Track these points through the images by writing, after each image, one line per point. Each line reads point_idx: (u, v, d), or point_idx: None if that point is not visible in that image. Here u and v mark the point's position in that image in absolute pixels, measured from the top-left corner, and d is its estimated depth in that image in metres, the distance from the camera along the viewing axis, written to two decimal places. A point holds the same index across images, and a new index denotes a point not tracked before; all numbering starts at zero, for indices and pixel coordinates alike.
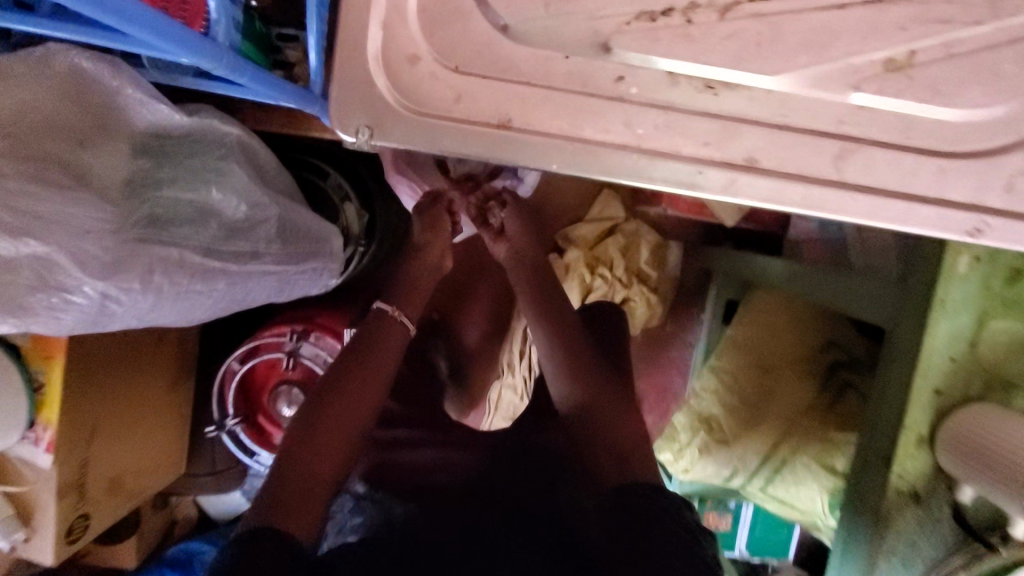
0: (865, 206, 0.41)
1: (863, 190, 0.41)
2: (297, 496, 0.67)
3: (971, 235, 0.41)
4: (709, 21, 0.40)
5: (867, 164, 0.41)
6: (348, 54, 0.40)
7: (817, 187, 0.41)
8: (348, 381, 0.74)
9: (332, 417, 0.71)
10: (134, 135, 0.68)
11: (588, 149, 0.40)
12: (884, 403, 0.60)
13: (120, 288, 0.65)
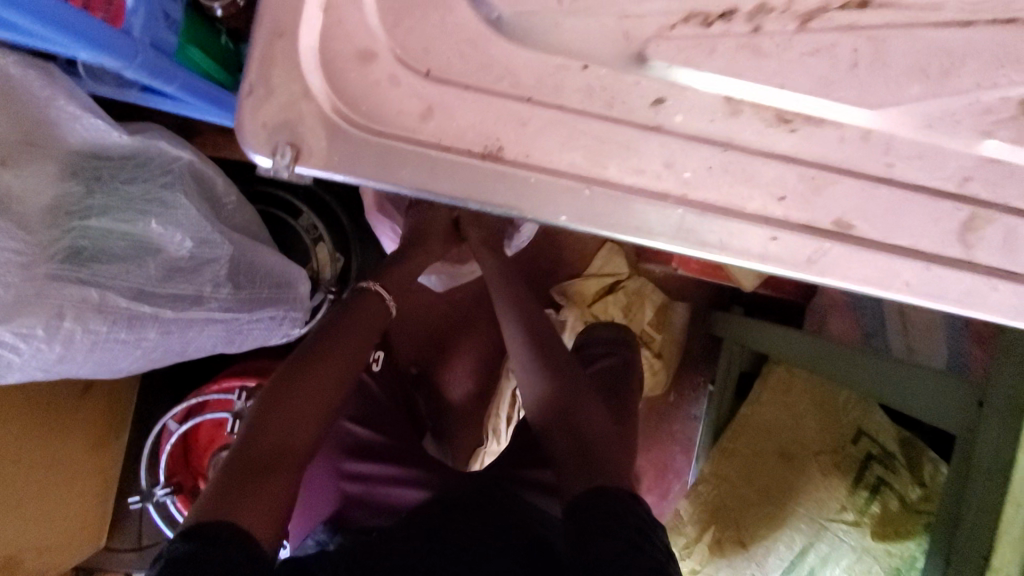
0: (1006, 298, 0.28)
1: (1002, 275, 0.29)
2: (260, 471, 0.54)
3: None
4: (784, 31, 0.28)
5: (1006, 240, 0.29)
6: (271, 39, 0.27)
7: (940, 267, 0.29)
8: (330, 346, 0.62)
9: (309, 384, 0.60)
10: (63, 155, 0.57)
11: (611, 197, 0.28)
12: (973, 530, 0.48)
13: (18, 333, 0.53)
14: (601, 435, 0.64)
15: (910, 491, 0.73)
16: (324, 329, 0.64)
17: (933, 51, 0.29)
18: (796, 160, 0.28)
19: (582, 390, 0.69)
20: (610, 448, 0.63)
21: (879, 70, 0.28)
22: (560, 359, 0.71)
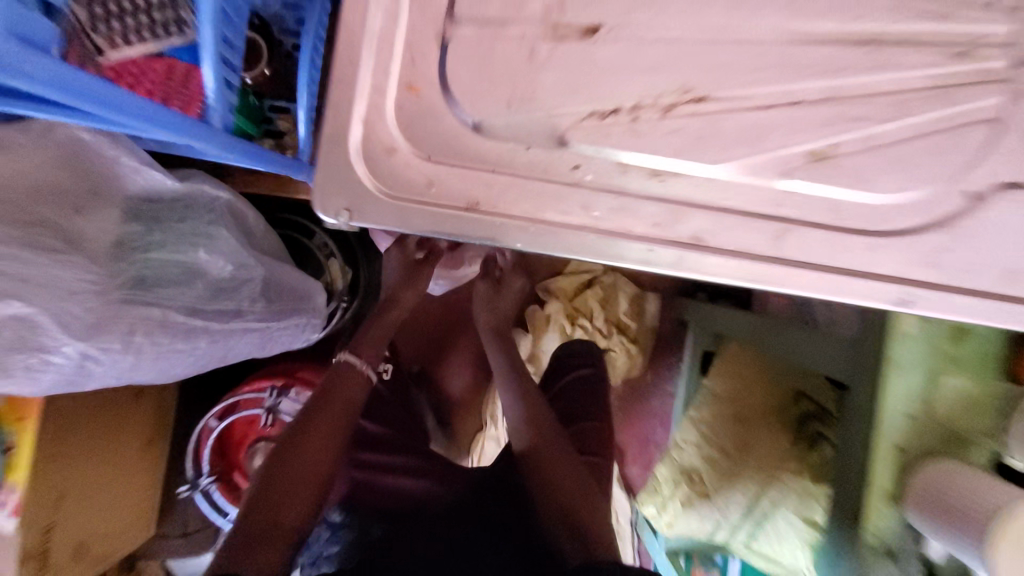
0: (810, 280, 0.40)
1: (813, 268, 0.40)
2: (270, 527, 0.70)
3: (902, 305, 0.39)
4: (652, 118, 0.40)
5: (797, 243, 0.40)
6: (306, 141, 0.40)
7: (752, 262, 0.40)
8: (316, 422, 0.77)
9: (302, 453, 0.75)
10: (127, 201, 0.71)
11: (548, 230, 0.40)
12: (852, 459, 0.60)
13: (99, 348, 0.66)
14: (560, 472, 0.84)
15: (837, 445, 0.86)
16: (314, 402, 0.79)
17: (760, 120, 0.40)
18: (666, 200, 0.40)
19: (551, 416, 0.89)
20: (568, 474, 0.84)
21: (718, 137, 0.40)
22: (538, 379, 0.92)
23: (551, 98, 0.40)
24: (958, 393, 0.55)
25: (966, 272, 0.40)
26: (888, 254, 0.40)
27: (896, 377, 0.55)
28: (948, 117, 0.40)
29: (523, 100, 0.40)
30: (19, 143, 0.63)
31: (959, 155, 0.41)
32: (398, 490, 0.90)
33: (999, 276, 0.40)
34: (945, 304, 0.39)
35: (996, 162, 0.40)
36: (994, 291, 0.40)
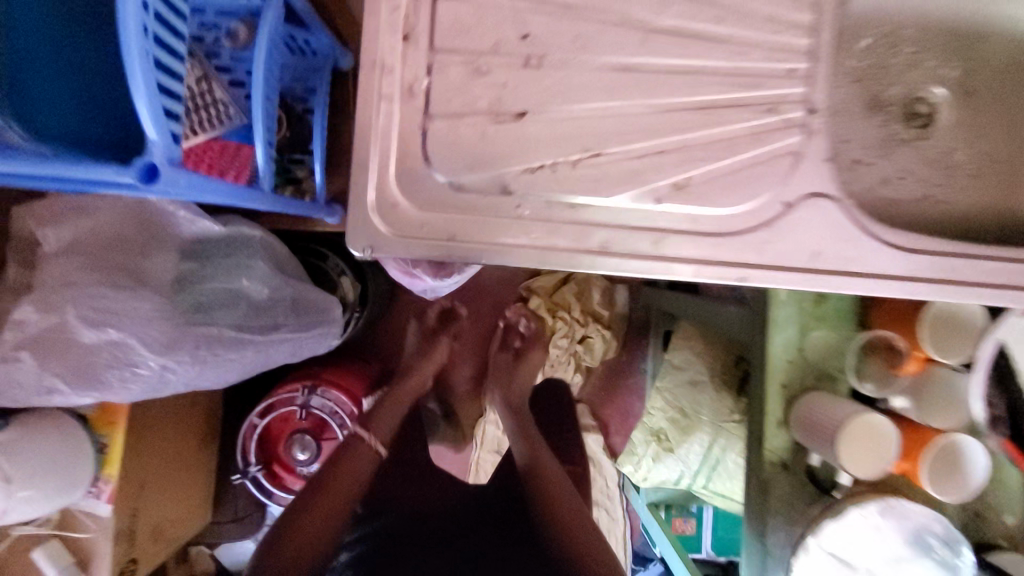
0: (681, 267, 0.58)
1: (688, 262, 0.58)
2: (289, 565, 0.78)
3: (739, 280, 0.58)
4: (566, 168, 0.58)
5: (672, 244, 0.58)
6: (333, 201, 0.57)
7: (639, 260, 0.58)
8: (333, 483, 0.85)
9: (320, 509, 0.83)
10: (183, 245, 0.90)
11: (503, 250, 0.57)
12: (753, 400, 0.78)
13: (174, 360, 0.85)
14: (565, 524, 0.85)
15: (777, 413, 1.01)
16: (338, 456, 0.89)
17: (640, 164, 0.58)
18: (580, 222, 0.58)
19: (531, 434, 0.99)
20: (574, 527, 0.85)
21: (609, 179, 0.58)
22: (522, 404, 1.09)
23: (496, 160, 0.58)
24: (823, 342, 0.73)
25: (786, 257, 0.58)
26: (728, 246, 0.58)
27: (780, 331, 0.73)
28: (768, 152, 0.59)
29: (478, 162, 0.58)
30: (104, 208, 0.84)
31: (778, 177, 0.59)
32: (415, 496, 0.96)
33: (808, 257, 0.59)
34: (768, 277, 0.58)
35: (803, 183, 0.59)
36: (804, 267, 0.58)
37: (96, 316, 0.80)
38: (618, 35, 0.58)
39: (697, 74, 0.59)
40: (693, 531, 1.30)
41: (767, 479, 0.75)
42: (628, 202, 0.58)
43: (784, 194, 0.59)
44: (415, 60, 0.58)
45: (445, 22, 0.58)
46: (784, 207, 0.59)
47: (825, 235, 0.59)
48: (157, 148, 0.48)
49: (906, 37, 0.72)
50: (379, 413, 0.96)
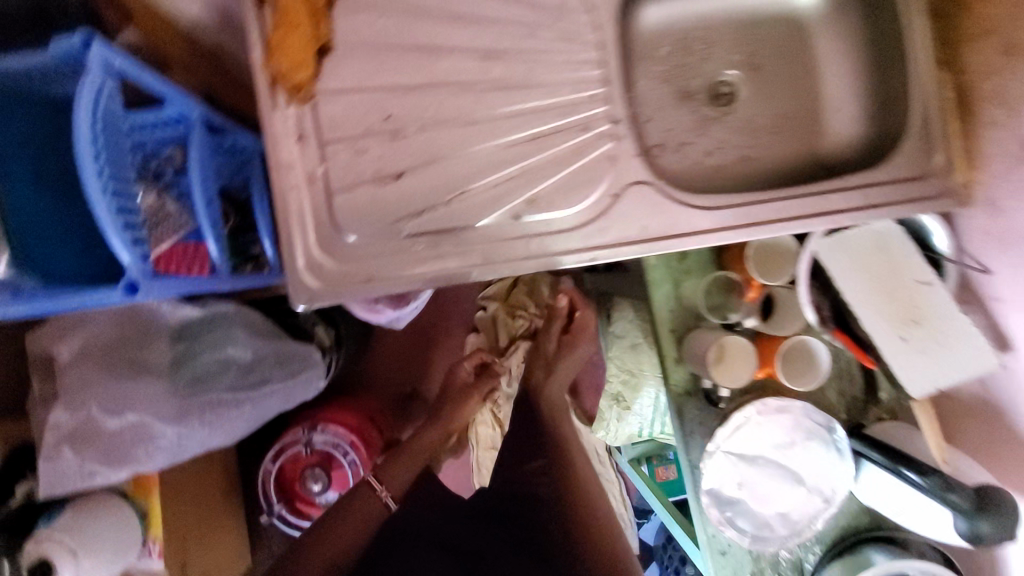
0: (547, 259, 0.76)
1: (551, 254, 0.76)
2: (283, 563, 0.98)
3: (593, 259, 0.77)
4: (444, 206, 0.76)
5: (539, 243, 0.76)
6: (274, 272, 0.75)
7: (515, 261, 0.76)
8: (348, 518, 1.03)
9: (329, 538, 1.00)
10: (171, 332, 1.08)
11: (411, 279, 0.75)
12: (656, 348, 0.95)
13: (187, 426, 1.02)
14: (584, 522, 1.06)
15: None
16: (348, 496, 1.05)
17: (498, 191, 0.77)
18: (464, 244, 0.76)
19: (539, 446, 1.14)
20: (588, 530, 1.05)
21: (477, 207, 0.76)
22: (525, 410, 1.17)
23: (390, 212, 0.76)
24: (695, 288, 0.91)
25: (624, 234, 0.77)
26: (576, 237, 0.76)
27: (657, 286, 0.92)
28: (592, 159, 0.77)
29: (378, 218, 0.76)
30: (101, 317, 1.01)
31: (603, 176, 0.77)
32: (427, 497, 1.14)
33: (643, 230, 0.77)
34: (613, 252, 0.76)
35: (622, 176, 0.78)
36: (639, 238, 0.77)
37: (114, 405, 0.97)
38: (457, 98, 0.76)
39: (525, 114, 0.77)
40: (674, 475, 1.46)
41: (676, 404, 0.91)
42: (496, 221, 0.77)
43: (610, 187, 0.77)
44: (311, 153, 0.74)
45: (327, 119, 0.75)
46: (613, 197, 0.77)
47: (647, 211, 0.78)
48: (132, 267, 0.65)
49: (692, 44, 0.91)
50: (392, 466, 1.09)
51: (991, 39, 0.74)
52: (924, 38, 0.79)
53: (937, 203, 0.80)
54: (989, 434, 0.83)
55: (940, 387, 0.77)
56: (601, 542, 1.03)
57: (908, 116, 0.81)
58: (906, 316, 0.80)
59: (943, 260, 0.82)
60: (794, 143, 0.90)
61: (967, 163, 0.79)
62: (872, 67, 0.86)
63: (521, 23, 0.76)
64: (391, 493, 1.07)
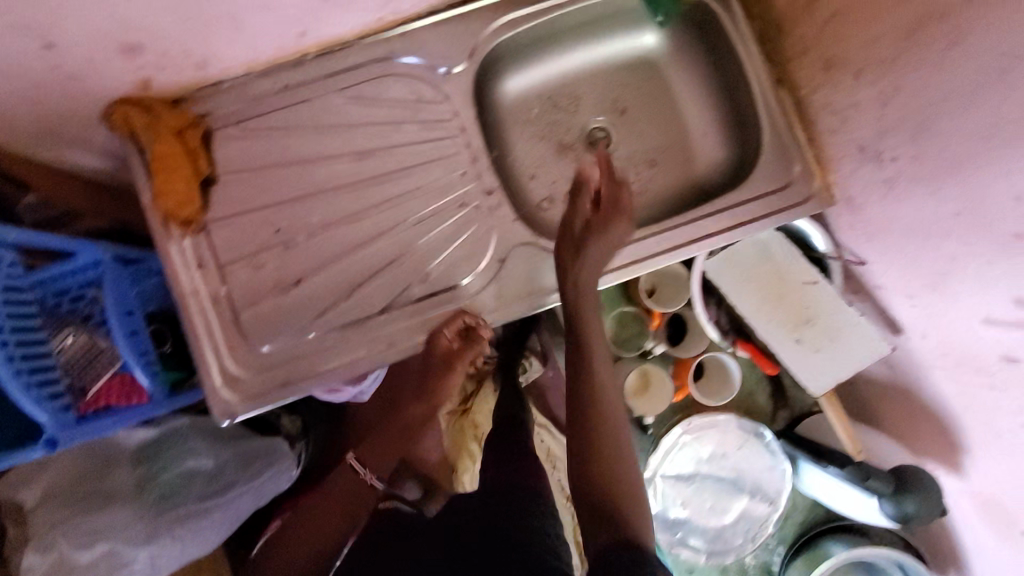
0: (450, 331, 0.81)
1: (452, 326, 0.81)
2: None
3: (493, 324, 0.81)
4: (345, 302, 0.81)
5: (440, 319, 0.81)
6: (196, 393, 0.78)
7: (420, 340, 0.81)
8: (323, 507, 0.83)
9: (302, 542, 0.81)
10: (131, 455, 1.05)
11: (327, 374, 0.80)
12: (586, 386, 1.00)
13: (158, 547, 0.97)
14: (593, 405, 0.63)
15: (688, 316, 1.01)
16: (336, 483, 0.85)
17: (392, 277, 0.82)
18: (369, 333, 0.81)
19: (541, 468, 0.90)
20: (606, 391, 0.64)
21: (378, 296, 0.82)
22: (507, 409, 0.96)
23: (296, 316, 0.81)
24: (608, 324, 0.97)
25: (517, 293, 0.82)
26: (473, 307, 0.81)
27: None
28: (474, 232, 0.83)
29: (285, 324, 0.81)
30: (57, 456, 1.00)
31: (488, 245, 0.83)
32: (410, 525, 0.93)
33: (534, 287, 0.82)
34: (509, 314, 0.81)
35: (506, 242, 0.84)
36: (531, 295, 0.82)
37: (80, 541, 0.93)
38: (341, 201, 0.82)
39: (405, 202, 0.83)
40: None
41: None
42: (398, 307, 0.82)
43: (496, 253, 0.83)
44: (211, 278, 0.79)
45: (222, 245, 0.80)
46: (501, 261, 0.83)
47: (533, 270, 0.83)
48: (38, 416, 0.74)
49: (555, 105, 0.96)
50: (380, 445, 0.86)
51: (808, 55, 0.79)
52: (755, 64, 0.86)
53: (802, 211, 0.85)
54: (902, 408, 0.88)
55: (839, 379, 0.81)
56: (609, 456, 0.61)
57: (761, 135, 0.87)
58: (797, 319, 0.85)
59: (823, 259, 0.87)
60: (672, 175, 0.95)
61: (822, 169, 0.85)
62: (720, 93, 0.93)
63: (385, 123, 0.83)
64: (377, 472, 0.84)
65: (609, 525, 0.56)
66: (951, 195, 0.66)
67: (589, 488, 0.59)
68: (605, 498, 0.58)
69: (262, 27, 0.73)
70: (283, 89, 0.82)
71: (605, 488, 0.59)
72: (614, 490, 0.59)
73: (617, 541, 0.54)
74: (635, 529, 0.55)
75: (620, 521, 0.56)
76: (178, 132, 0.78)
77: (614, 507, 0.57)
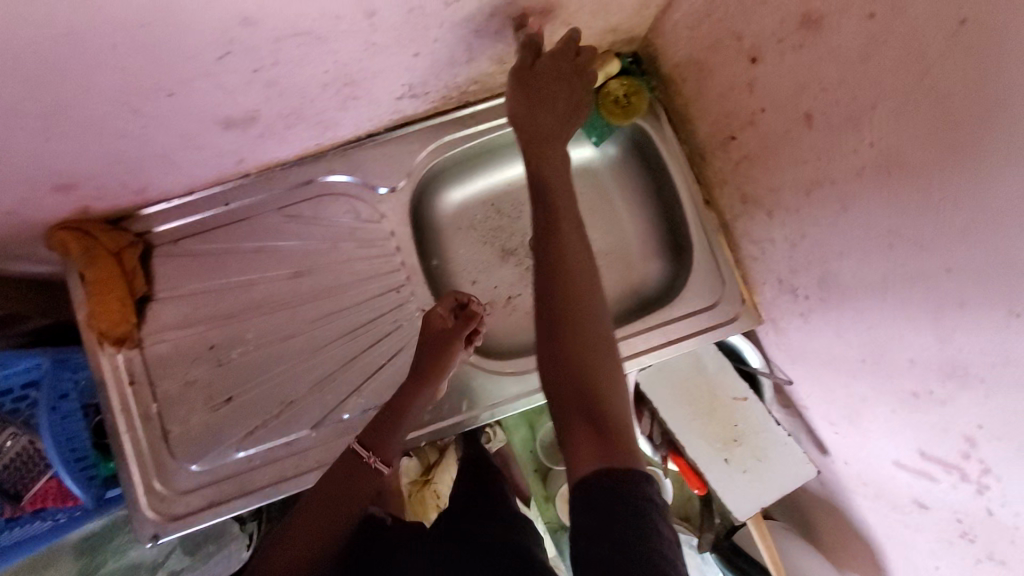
0: None
1: None
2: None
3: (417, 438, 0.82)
4: (274, 419, 0.82)
5: None
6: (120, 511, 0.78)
7: None
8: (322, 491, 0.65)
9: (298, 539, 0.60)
10: (69, 549, 0.95)
11: (252, 494, 0.79)
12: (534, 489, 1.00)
13: None
14: (587, 332, 0.59)
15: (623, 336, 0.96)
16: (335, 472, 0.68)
17: (321, 394, 0.83)
18: (296, 452, 0.81)
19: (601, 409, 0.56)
20: (593, 320, 0.60)
21: (306, 414, 0.82)
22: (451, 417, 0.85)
23: (224, 433, 0.81)
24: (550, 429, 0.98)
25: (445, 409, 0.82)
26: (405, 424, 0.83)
27: (512, 433, 1.00)
28: (406, 350, 0.85)
29: (214, 441, 0.81)
30: None
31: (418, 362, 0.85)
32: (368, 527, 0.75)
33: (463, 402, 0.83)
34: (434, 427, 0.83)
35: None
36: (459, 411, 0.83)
37: None
38: (276, 317, 0.85)
39: (338, 317, 0.85)
40: None
41: (556, 541, 0.95)
42: (325, 426, 0.82)
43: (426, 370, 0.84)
44: (142, 394, 0.81)
45: (155, 361, 0.82)
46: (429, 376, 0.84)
47: (465, 387, 0.86)
48: None
49: (495, 213, 0.98)
50: (384, 426, 0.73)
51: (728, 185, 0.81)
52: (687, 184, 0.89)
53: (730, 329, 0.87)
54: (835, 526, 0.88)
55: (762, 505, 0.84)
56: (597, 388, 0.57)
57: (694, 252, 0.90)
58: (727, 437, 0.87)
59: (757, 374, 0.90)
60: (610, 284, 0.97)
61: (749, 290, 0.87)
62: (655, 207, 0.96)
63: (319, 243, 0.86)
64: (382, 457, 0.71)
65: (597, 451, 0.52)
66: (855, 342, 0.67)
67: (573, 417, 0.56)
68: (600, 425, 0.54)
69: (193, 165, 0.76)
70: (223, 209, 0.86)
71: (593, 420, 0.54)
72: (607, 419, 0.54)
73: (611, 464, 0.50)
74: (624, 453, 0.51)
75: (606, 443, 0.52)
76: (114, 254, 0.80)
77: (601, 435, 0.53)
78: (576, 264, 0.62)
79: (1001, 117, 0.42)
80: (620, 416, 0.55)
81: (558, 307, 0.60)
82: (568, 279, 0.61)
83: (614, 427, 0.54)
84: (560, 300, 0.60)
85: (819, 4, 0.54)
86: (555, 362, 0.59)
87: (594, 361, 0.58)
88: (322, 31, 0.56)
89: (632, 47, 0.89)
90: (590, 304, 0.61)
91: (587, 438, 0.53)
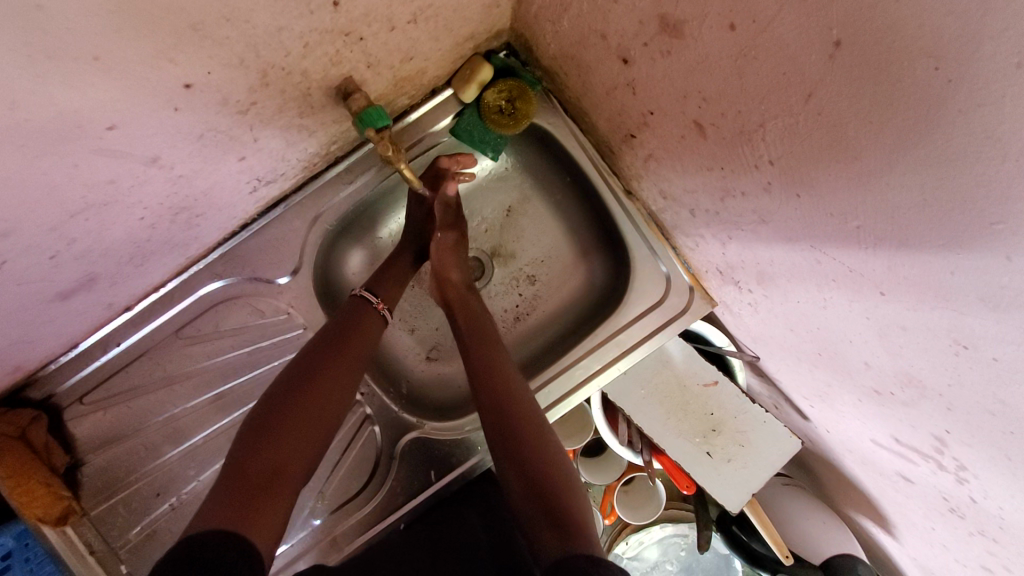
0: (348, 545, 0.79)
1: (348, 519, 0.80)
2: (264, 489, 0.54)
3: (375, 436, 0.84)
4: None
5: (343, 538, 0.79)
6: None
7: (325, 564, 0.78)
8: (315, 376, 0.63)
9: (283, 440, 0.58)
10: None
11: None
12: None
13: None
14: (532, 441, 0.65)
15: (560, 329, 0.89)
16: (315, 363, 0.64)
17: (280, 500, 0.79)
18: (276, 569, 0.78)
19: (558, 486, 0.61)
20: (536, 430, 0.66)
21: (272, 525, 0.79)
22: (422, 476, 0.82)
23: None
24: None
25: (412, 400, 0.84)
26: (375, 511, 0.80)
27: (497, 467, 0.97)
28: (348, 427, 0.83)
29: None
30: None
31: (368, 435, 0.83)
32: (377, 533, 0.79)
33: (423, 432, 0.83)
34: (406, 463, 0.82)
35: (397, 431, 0.84)
36: (425, 434, 0.83)
37: None
38: (215, 441, 0.80)
39: None
40: None
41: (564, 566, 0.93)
42: (298, 535, 0.79)
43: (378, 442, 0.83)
44: (106, 559, 0.75)
45: (108, 524, 0.77)
46: (368, 411, 0.84)
47: (429, 457, 0.82)
48: None
49: None
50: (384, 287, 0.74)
51: (644, 180, 0.72)
52: (604, 181, 0.81)
53: (684, 322, 0.79)
54: (834, 477, 0.86)
55: (751, 492, 0.82)
56: (553, 468, 0.63)
57: (630, 249, 0.82)
58: (705, 429, 0.84)
59: (724, 354, 0.86)
60: (553, 293, 0.91)
61: (696, 276, 0.81)
62: (574, 204, 0.87)
63: (235, 356, 0.80)
64: (388, 304, 0.74)
65: (559, 536, 0.55)
66: (807, 337, 0.62)
67: (531, 509, 0.60)
68: (557, 511, 0.58)
69: (58, 330, 0.67)
70: (118, 350, 0.77)
71: (553, 509, 0.59)
72: (559, 507, 0.59)
73: (574, 546, 0.54)
74: (580, 537, 0.55)
75: (566, 530, 0.56)
76: (20, 437, 0.71)
77: (558, 522, 0.57)
78: (506, 379, 0.70)
79: (899, 160, 0.34)
80: (576, 509, 0.60)
81: (506, 419, 0.66)
82: (504, 395, 0.68)
83: (572, 515, 0.58)
84: (496, 399, 0.68)
85: (673, 8, 0.44)
86: (512, 462, 0.63)
87: (542, 456, 0.64)
88: (107, 194, 0.47)
89: (503, 39, 0.77)
90: (530, 419, 0.67)
91: (550, 528, 0.57)
